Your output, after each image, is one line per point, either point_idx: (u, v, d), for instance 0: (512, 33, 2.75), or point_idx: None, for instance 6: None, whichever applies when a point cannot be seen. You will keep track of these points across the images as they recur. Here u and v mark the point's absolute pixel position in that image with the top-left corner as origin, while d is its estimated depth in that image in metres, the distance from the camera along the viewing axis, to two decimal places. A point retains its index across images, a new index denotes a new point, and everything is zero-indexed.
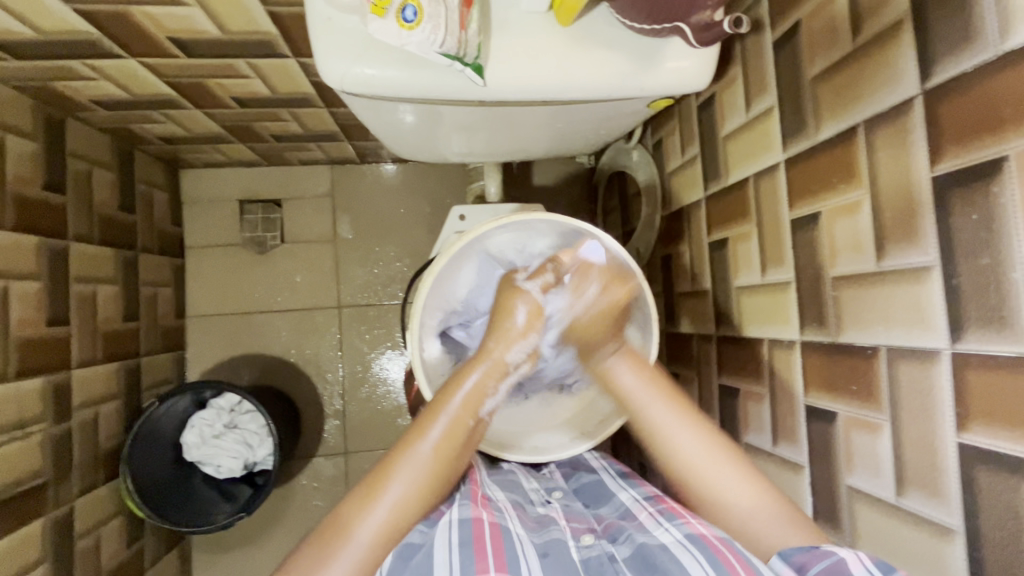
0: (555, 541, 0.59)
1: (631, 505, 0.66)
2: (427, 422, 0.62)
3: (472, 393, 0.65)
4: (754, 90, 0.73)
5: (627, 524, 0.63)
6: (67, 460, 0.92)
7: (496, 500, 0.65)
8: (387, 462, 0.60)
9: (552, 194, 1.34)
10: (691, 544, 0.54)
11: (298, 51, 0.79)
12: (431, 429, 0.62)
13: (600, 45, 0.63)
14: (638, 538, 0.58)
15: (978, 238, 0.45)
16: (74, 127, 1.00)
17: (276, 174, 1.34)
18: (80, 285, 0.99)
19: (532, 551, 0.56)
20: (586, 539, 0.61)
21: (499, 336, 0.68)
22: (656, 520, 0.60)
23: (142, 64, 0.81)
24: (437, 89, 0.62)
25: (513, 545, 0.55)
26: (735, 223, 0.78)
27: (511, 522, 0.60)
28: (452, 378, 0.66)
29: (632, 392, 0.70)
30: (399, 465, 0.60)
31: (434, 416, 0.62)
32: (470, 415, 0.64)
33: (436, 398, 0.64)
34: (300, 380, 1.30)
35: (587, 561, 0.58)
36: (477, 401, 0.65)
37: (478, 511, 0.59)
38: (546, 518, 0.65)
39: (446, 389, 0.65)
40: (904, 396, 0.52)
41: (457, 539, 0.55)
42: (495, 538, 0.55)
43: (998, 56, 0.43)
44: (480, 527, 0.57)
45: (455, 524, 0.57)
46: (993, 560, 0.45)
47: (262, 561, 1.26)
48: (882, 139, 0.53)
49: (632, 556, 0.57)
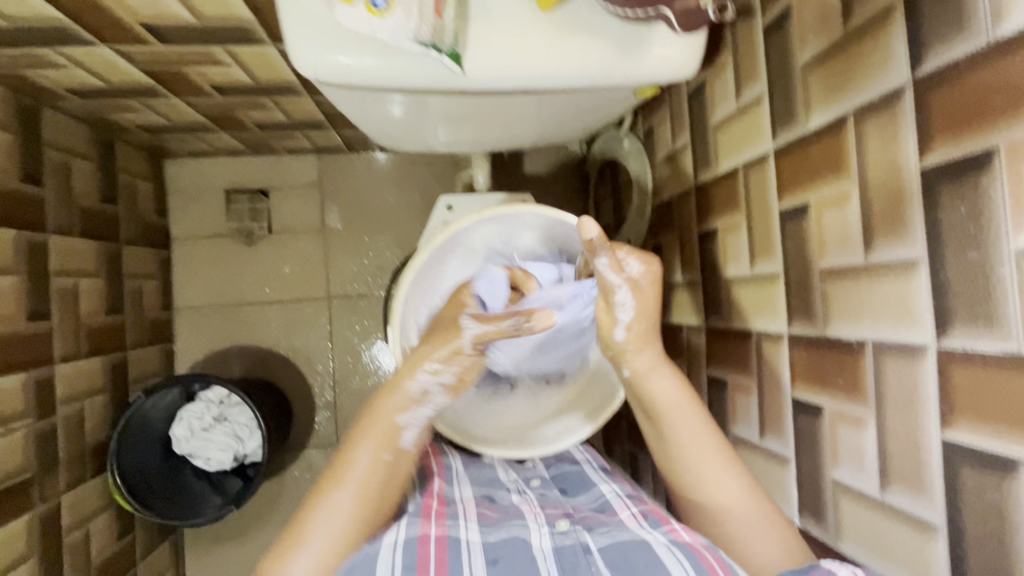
0: (514, 539, 0.58)
1: (611, 500, 0.67)
2: (340, 468, 0.60)
3: (385, 430, 0.62)
4: (744, 78, 0.71)
5: (607, 518, 0.63)
6: (52, 456, 0.91)
7: (455, 504, 0.65)
8: (301, 519, 0.57)
9: (544, 183, 1.32)
10: (676, 548, 0.54)
11: (277, 37, 0.77)
12: (343, 478, 0.59)
13: (584, 32, 0.61)
14: (616, 535, 0.58)
15: (966, 232, 0.43)
16: (51, 117, 0.97)
17: (262, 164, 1.31)
18: (62, 279, 0.98)
19: (479, 561, 0.55)
20: (561, 526, 0.61)
21: (414, 363, 0.64)
22: (639, 522, 0.61)
23: (116, 51, 0.79)
24: (415, 78, 0.60)
25: (460, 559, 0.54)
26: (724, 214, 0.77)
27: (462, 531, 0.59)
28: (361, 418, 0.63)
29: (666, 402, 0.68)
30: (312, 519, 0.57)
31: (347, 459, 0.60)
32: (387, 450, 0.61)
33: (347, 442, 0.62)
34: (290, 372, 1.30)
35: (561, 550, 0.57)
36: (393, 437, 0.62)
37: (426, 529, 0.58)
38: (514, 510, 0.65)
39: (356, 430, 0.62)
40: (889, 391, 0.51)
41: (401, 561, 0.53)
42: (440, 554, 0.54)
43: (990, 44, 0.41)
44: (426, 545, 0.55)
45: (400, 546, 0.55)
46: (974, 556, 0.44)
47: (256, 551, 1.26)
48: (872, 129, 0.52)
49: (607, 549, 0.56)
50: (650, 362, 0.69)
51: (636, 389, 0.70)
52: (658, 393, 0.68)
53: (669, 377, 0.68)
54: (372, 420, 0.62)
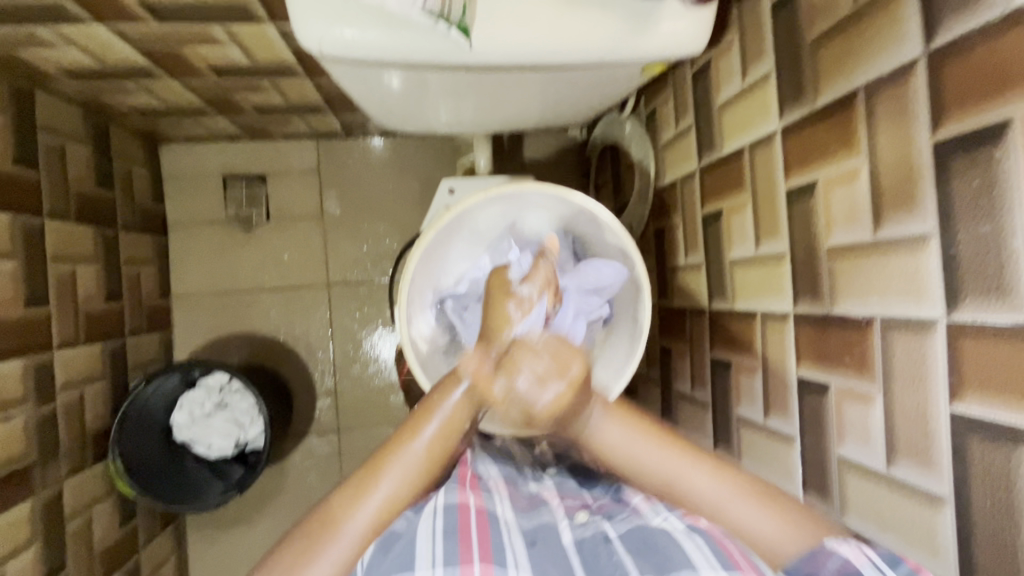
0: (544, 526, 0.59)
1: (627, 488, 0.66)
2: (421, 420, 0.57)
3: (473, 388, 0.58)
4: (750, 56, 0.70)
5: (623, 506, 0.63)
6: (53, 442, 0.91)
7: (486, 480, 0.67)
8: (379, 459, 0.55)
9: (544, 168, 1.32)
10: (695, 533, 0.54)
11: (276, 15, 0.75)
12: (425, 429, 0.56)
13: (593, 7, 0.61)
14: (636, 521, 0.58)
15: (979, 205, 0.43)
16: (46, 99, 0.95)
17: (259, 149, 1.30)
18: (59, 265, 0.96)
19: (518, 539, 0.56)
20: (580, 518, 0.61)
21: (499, 334, 0.63)
22: (653, 507, 0.59)
23: (112, 30, 0.77)
24: (421, 53, 0.59)
25: (500, 535, 0.56)
26: (729, 195, 0.77)
27: (499, 507, 0.61)
28: (445, 376, 0.60)
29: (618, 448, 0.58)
30: (388, 465, 0.55)
31: (430, 412, 0.57)
32: (468, 418, 0.58)
33: (429, 396, 0.58)
34: (290, 359, 1.29)
35: (582, 539, 0.57)
36: (482, 393, 0.58)
37: (465, 496, 0.60)
38: (538, 499, 0.66)
39: (445, 382, 0.59)
40: (898, 365, 0.51)
41: (442, 527, 0.55)
42: (481, 527, 0.56)
43: (1006, 14, 0.41)
44: (466, 515, 0.57)
45: (440, 512, 0.57)
46: (982, 527, 0.45)
47: (258, 537, 1.27)
48: (882, 105, 0.52)
49: (628, 535, 0.56)
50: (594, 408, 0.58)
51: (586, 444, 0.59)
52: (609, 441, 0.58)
53: (615, 420, 0.58)
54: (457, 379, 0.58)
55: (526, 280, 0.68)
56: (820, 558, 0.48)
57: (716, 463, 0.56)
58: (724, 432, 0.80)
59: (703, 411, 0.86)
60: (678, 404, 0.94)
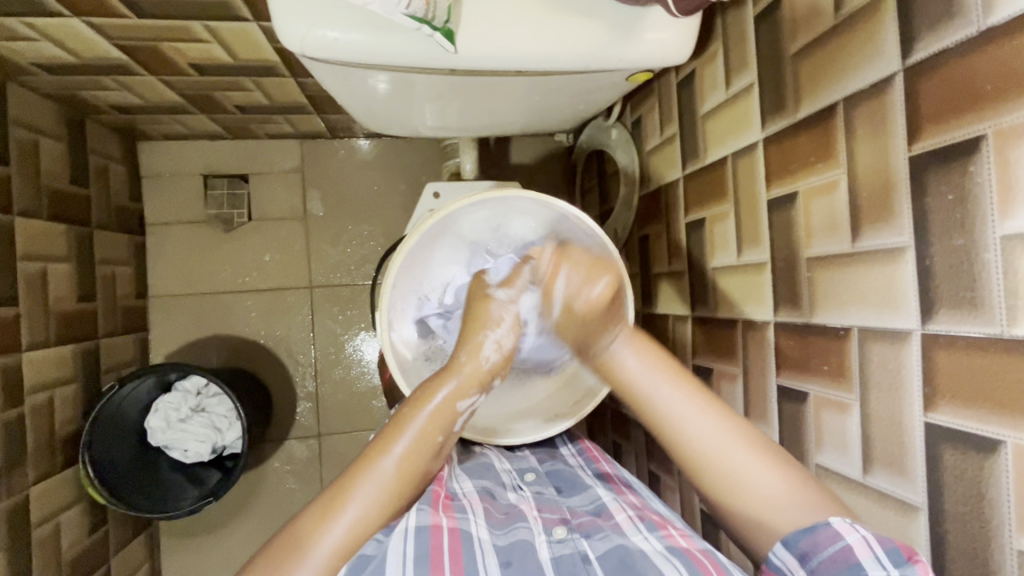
0: (520, 543, 0.57)
1: (608, 503, 0.65)
2: (391, 436, 0.60)
3: (447, 398, 0.62)
4: (733, 66, 0.71)
5: (603, 521, 0.62)
6: (20, 447, 0.88)
7: (460, 498, 0.64)
8: (349, 478, 0.57)
9: (530, 172, 1.32)
10: (674, 556, 0.53)
11: (258, 13, 0.74)
12: (396, 445, 0.59)
13: (580, 13, 0.61)
14: (615, 539, 0.57)
15: (952, 217, 0.44)
16: (18, 92, 0.93)
17: (242, 148, 1.28)
18: (29, 264, 0.94)
19: (494, 561, 0.55)
20: (558, 533, 0.59)
21: (471, 348, 0.67)
22: (635, 525, 0.59)
23: (88, 24, 0.75)
24: (406, 55, 0.59)
25: (473, 555, 0.54)
26: (712, 203, 0.77)
27: (473, 526, 0.58)
28: (431, 378, 0.64)
29: (636, 377, 0.67)
30: (359, 483, 0.57)
31: (401, 429, 0.60)
32: (439, 431, 0.62)
33: (403, 411, 0.62)
34: (270, 362, 1.27)
35: (559, 561, 0.56)
36: (455, 402, 0.63)
37: (438, 519, 0.58)
38: (516, 510, 0.64)
39: (417, 398, 0.62)
40: (873, 374, 0.52)
41: (412, 551, 0.53)
42: (453, 548, 0.55)
43: (981, 32, 0.42)
44: (438, 536, 0.55)
45: (412, 534, 0.55)
46: (954, 535, 0.46)
47: (234, 543, 1.24)
48: (861, 118, 0.52)
49: (607, 555, 0.56)
50: (614, 338, 0.69)
51: (607, 369, 0.70)
52: (625, 369, 0.68)
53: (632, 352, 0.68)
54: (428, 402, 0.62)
55: (505, 285, 0.72)
56: (821, 539, 0.49)
57: (722, 411, 0.62)
58: None
59: None
60: None
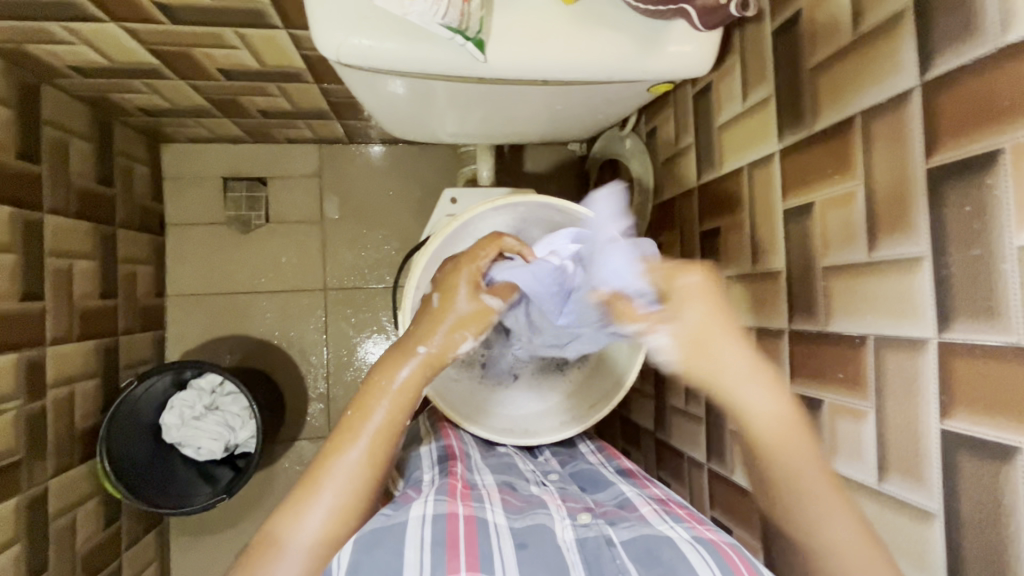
0: (540, 526, 0.58)
1: (632, 497, 0.66)
2: (358, 421, 0.60)
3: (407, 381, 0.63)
4: (751, 80, 0.73)
5: (629, 513, 0.63)
6: (40, 439, 0.89)
7: (478, 488, 0.65)
8: (319, 468, 0.57)
9: (543, 181, 1.33)
10: (700, 545, 0.54)
11: (289, 21, 0.77)
12: (361, 431, 0.59)
13: (604, 26, 0.63)
14: (641, 528, 0.58)
15: (970, 228, 0.45)
16: (50, 94, 0.95)
17: (263, 152, 1.30)
18: (56, 260, 0.96)
19: (508, 544, 0.55)
20: (583, 518, 0.61)
21: (426, 334, 0.66)
22: (660, 516, 0.60)
23: (125, 30, 0.78)
24: (437, 63, 0.61)
25: (489, 541, 0.54)
26: (727, 213, 0.78)
27: (489, 513, 0.59)
28: (375, 375, 0.64)
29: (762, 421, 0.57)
30: (330, 472, 0.57)
31: (367, 411, 0.60)
32: (403, 413, 0.62)
33: (364, 391, 0.62)
34: (284, 363, 1.28)
35: (584, 542, 0.57)
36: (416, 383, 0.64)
37: (453, 507, 0.58)
38: (536, 499, 0.65)
39: (383, 365, 0.64)
40: (888, 381, 0.53)
41: (430, 538, 0.53)
42: (470, 535, 0.54)
43: (999, 49, 0.43)
44: (455, 523, 0.55)
45: (428, 521, 0.55)
46: (971, 542, 0.46)
47: (242, 542, 1.25)
48: (879, 131, 0.54)
49: (631, 542, 0.56)
50: None
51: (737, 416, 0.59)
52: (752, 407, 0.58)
53: (763, 389, 0.58)
54: (380, 388, 0.62)
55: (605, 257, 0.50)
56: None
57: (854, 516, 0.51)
58: (717, 450, 0.79)
59: (697, 424, 0.84)
60: (670, 417, 0.93)
